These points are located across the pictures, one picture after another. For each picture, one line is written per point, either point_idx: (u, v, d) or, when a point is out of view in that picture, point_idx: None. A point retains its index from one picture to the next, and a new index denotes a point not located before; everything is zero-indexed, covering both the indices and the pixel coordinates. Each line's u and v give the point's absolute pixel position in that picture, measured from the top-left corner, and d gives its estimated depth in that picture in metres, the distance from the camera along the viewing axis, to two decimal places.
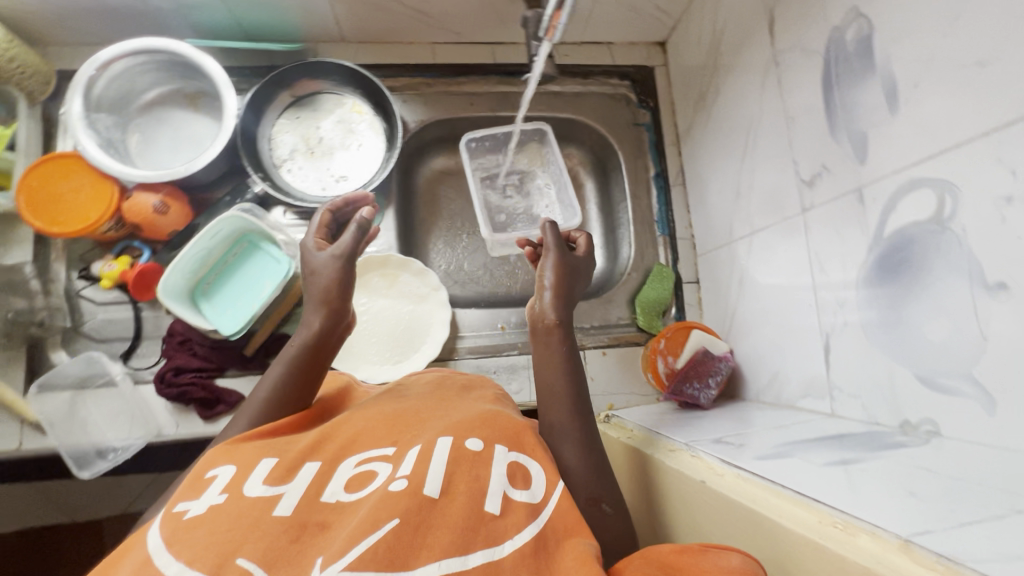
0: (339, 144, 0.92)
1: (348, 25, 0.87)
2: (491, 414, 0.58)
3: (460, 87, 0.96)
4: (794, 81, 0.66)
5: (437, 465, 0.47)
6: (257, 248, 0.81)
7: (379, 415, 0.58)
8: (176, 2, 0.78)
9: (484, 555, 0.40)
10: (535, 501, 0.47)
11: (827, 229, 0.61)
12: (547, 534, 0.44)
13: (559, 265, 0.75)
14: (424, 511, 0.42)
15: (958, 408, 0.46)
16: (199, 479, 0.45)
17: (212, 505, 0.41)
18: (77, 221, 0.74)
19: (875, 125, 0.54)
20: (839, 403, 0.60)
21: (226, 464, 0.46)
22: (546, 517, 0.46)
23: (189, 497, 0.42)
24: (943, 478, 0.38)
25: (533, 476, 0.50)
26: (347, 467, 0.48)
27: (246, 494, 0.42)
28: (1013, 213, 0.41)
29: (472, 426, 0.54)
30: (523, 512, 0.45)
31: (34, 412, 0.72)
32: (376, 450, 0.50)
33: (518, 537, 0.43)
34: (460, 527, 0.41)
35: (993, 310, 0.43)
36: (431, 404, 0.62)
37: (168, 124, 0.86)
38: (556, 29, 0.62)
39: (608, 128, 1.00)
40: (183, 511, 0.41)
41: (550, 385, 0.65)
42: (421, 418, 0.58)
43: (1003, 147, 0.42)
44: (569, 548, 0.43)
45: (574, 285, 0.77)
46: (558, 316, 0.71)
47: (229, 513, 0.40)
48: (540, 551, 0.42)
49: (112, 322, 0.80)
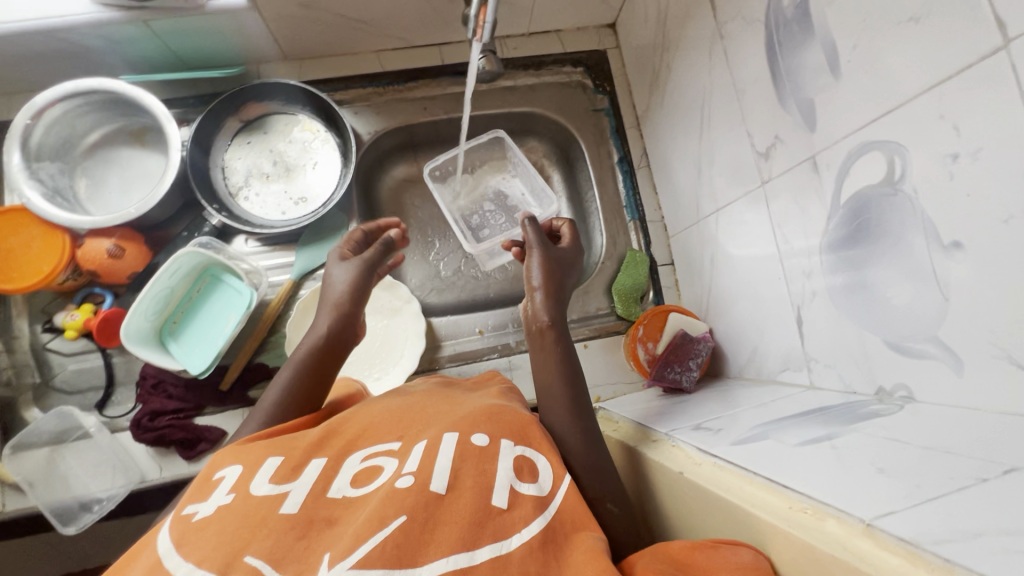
0: (296, 165, 0.90)
1: (287, 43, 0.85)
2: (496, 405, 0.64)
3: (412, 93, 0.94)
4: (739, 52, 0.65)
5: (443, 462, 0.53)
6: (220, 281, 0.81)
7: (386, 413, 0.64)
8: (106, 39, 0.76)
9: (492, 549, 0.46)
10: (542, 494, 0.53)
11: (785, 200, 0.61)
12: (552, 523, 0.51)
13: (544, 258, 0.77)
14: (429, 508, 0.48)
15: (927, 371, 0.45)
16: (208, 480, 0.52)
17: (219, 506, 0.48)
18: (32, 274, 0.73)
19: (820, 90, 0.52)
20: (815, 374, 0.59)
21: (233, 464, 0.53)
22: (553, 510, 0.52)
23: (197, 499, 0.49)
24: (912, 451, 0.37)
25: (541, 469, 0.56)
26: (353, 464, 0.55)
27: (253, 493, 0.49)
28: (960, 169, 0.40)
29: (478, 420, 0.59)
30: (529, 505, 0.51)
31: (13, 475, 0.71)
32: (381, 449, 0.57)
33: (526, 531, 0.49)
34: (466, 522, 0.47)
35: (951, 270, 0.42)
36: (435, 399, 0.68)
37: (116, 164, 0.84)
38: (484, 27, 0.61)
39: (567, 117, 0.98)
40: (193, 512, 0.47)
41: (548, 386, 0.68)
42: (425, 415, 0.63)
43: (944, 102, 0.40)
44: (578, 541, 0.50)
45: (564, 279, 0.79)
46: (550, 316, 0.73)
47: (237, 513, 0.46)
48: (547, 542, 0.49)
49: (81, 372, 0.79)
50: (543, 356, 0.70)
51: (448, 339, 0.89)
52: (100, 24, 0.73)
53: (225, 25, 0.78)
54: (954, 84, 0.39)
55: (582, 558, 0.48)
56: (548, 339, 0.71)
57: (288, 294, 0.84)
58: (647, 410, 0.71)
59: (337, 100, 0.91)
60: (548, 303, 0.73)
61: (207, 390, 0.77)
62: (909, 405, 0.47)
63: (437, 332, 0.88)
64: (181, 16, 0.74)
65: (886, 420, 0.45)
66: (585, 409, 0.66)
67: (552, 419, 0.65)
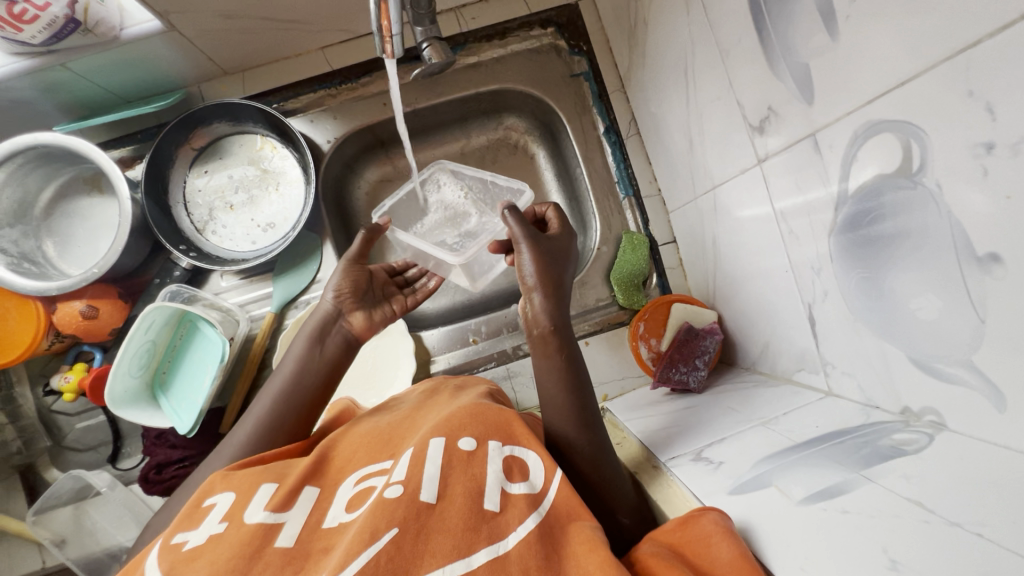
0: (259, 189, 0.85)
1: (223, 58, 0.78)
2: (477, 403, 0.53)
3: (367, 89, 0.85)
4: (719, 5, 0.54)
5: (432, 468, 0.44)
6: (200, 330, 0.79)
7: (361, 434, 0.54)
8: (35, 90, 0.71)
9: (488, 552, 0.39)
10: (535, 491, 0.45)
11: (786, 182, 0.51)
12: (551, 522, 0.43)
13: (538, 256, 0.61)
14: (422, 517, 0.40)
15: (962, 400, 0.37)
16: (197, 507, 0.43)
17: (212, 535, 0.40)
18: (14, 346, 0.74)
19: (815, 54, 0.42)
20: (833, 380, 0.51)
21: (224, 490, 0.44)
22: (547, 506, 0.44)
23: (187, 528, 0.41)
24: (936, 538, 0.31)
25: (532, 466, 0.47)
26: (346, 488, 0.46)
27: (246, 524, 0.40)
28: (996, 164, 0.31)
29: (462, 421, 0.49)
30: (523, 503, 0.43)
31: (44, 535, 0.73)
32: (374, 465, 0.48)
33: (522, 528, 0.41)
34: (460, 529, 0.40)
35: (987, 289, 0.33)
36: (425, 408, 0.58)
37: (76, 217, 0.81)
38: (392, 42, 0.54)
39: (543, 88, 0.87)
40: (183, 543, 0.39)
41: (552, 399, 0.58)
42: (416, 425, 0.54)
43: (972, 74, 0.31)
44: (574, 533, 0.42)
45: (564, 270, 0.63)
46: (554, 320, 0.59)
47: (228, 543, 0.38)
48: (546, 536, 0.41)
49: (89, 429, 0.81)
50: (547, 368, 0.58)
51: (442, 350, 0.84)
52: (18, 78, 0.68)
53: (148, 54, 0.71)
54: (986, 50, 0.30)
55: (585, 552, 0.40)
56: (552, 347, 0.58)
57: (273, 326, 0.81)
58: (651, 417, 0.66)
59: (288, 110, 0.84)
60: (550, 307, 0.59)
61: (204, 438, 0.77)
62: (941, 435, 0.39)
63: (429, 347, 0.84)
64: (96, 53, 0.68)
65: (910, 460, 0.38)
66: (590, 416, 0.57)
67: (558, 428, 0.57)
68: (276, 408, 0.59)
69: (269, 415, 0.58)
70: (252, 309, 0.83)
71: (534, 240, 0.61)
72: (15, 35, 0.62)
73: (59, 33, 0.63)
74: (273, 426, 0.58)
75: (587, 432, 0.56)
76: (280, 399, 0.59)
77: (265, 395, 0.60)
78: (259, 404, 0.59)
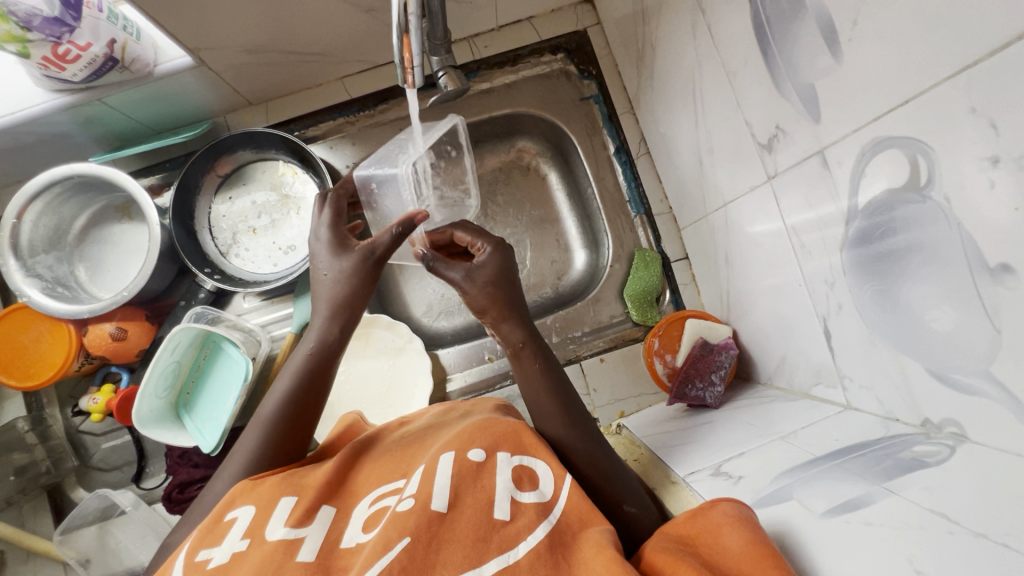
0: (280, 213, 0.88)
1: (248, 90, 0.82)
2: (486, 417, 0.53)
3: (384, 115, 0.89)
4: (724, 27, 0.56)
5: (443, 479, 0.44)
6: (223, 350, 0.81)
7: (382, 455, 0.54)
8: (72, 124, 0.75)
9: (498, 562, 0.39)
10: (545, 499, 0.45)
11: (796, 197, 0.52)
12: (562, 529, 0.43)
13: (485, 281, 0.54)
14: (434, 526, 0.41)
15: (982, 410, 0.37)
16: (218, 521, 0.44)
17: (235, 552, 0.40)
18: (47, 367, 0.77)
19: (821, 75, 0.44)
20: (852, 393, 0.51)
21: (245, 504, 0.45)
22: (558, 514, 0.44)
23: (210, 544, 0.41)
24: (962, 553, 0.31)
25: (541, 474, 0.47)
26: (362, 508, 0.46)
27: (268, 540, 0.41)
28: (1002, 177, 0.32)
29: (471, 435, 0.49)
30: (533, 512, 0.43)
31: (70, 555, 0.76)
32: (387, 486, 0.48)
33: (532, 538, 0.41)
34: (470, 538, 0.40)
35: (1000, 299, 0.34)
36: (436, 429, 0.57)
37: (106, 242, 0.84)
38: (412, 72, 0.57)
39: (552, 111, 0.90)
40: (206, 561, 0.40)
41: (540, 409, 0.55)
42: (431, 440, 0.54)
43: (974, 93, 0.32)
44: (585, 539, 0.42)
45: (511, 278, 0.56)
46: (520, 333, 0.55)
47: (252, 563, 0.39)
48: (556, 545, 0.41)
49: (115, 450, 0.83)
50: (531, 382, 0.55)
51: (458, 369, 0.85)
52: (57, 114, 0.71)
53: (179, 87, 0.75)
54: (986, 68, 0.31)
55: (592, 553, 0.40)
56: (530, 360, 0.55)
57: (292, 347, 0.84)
58: (668, 432, 0.66)
59: (309, 137, 0.88)
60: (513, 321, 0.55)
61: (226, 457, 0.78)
62: (962, 446, 0.39)
63: (445, 365, 0.85)
64: (131, 88, 0.71)
65: (934, 472, 0.38)
66: (576, 413, 0.55)
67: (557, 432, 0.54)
68: (298, 385, 0.55)
69: (287, 397, 0.55)
70: (273, 329, 0.86)
71: (469, 277, 0.54)
72: (58, 74, 0.66)
73: (98, 71, 0.67)
74: (294, 411, 0.55)
75: (578, 430, 0.54)
76: (299, 376, 0.56)
77: (280, 384, 0.56)
78: (271, 399, 0.55)
